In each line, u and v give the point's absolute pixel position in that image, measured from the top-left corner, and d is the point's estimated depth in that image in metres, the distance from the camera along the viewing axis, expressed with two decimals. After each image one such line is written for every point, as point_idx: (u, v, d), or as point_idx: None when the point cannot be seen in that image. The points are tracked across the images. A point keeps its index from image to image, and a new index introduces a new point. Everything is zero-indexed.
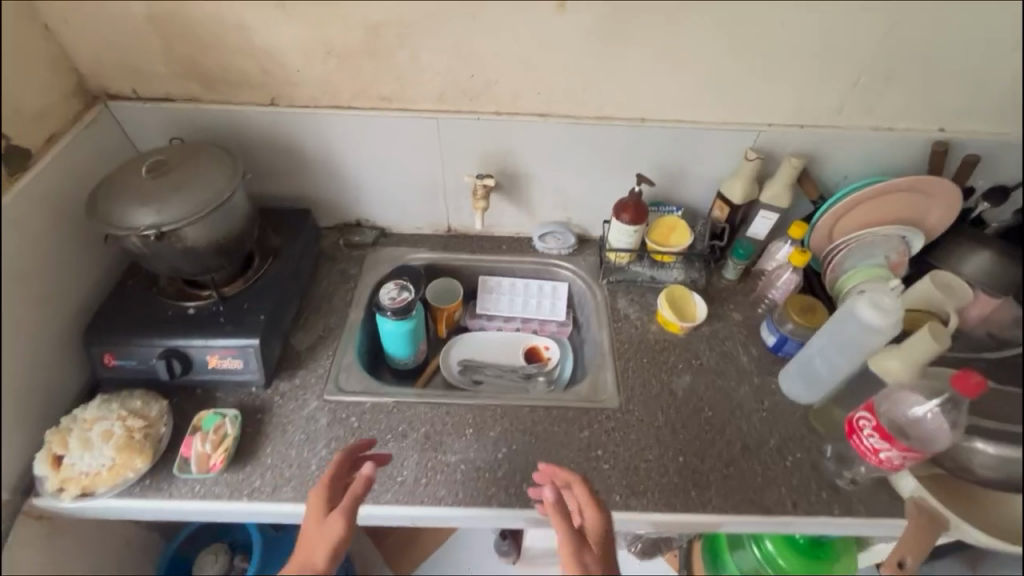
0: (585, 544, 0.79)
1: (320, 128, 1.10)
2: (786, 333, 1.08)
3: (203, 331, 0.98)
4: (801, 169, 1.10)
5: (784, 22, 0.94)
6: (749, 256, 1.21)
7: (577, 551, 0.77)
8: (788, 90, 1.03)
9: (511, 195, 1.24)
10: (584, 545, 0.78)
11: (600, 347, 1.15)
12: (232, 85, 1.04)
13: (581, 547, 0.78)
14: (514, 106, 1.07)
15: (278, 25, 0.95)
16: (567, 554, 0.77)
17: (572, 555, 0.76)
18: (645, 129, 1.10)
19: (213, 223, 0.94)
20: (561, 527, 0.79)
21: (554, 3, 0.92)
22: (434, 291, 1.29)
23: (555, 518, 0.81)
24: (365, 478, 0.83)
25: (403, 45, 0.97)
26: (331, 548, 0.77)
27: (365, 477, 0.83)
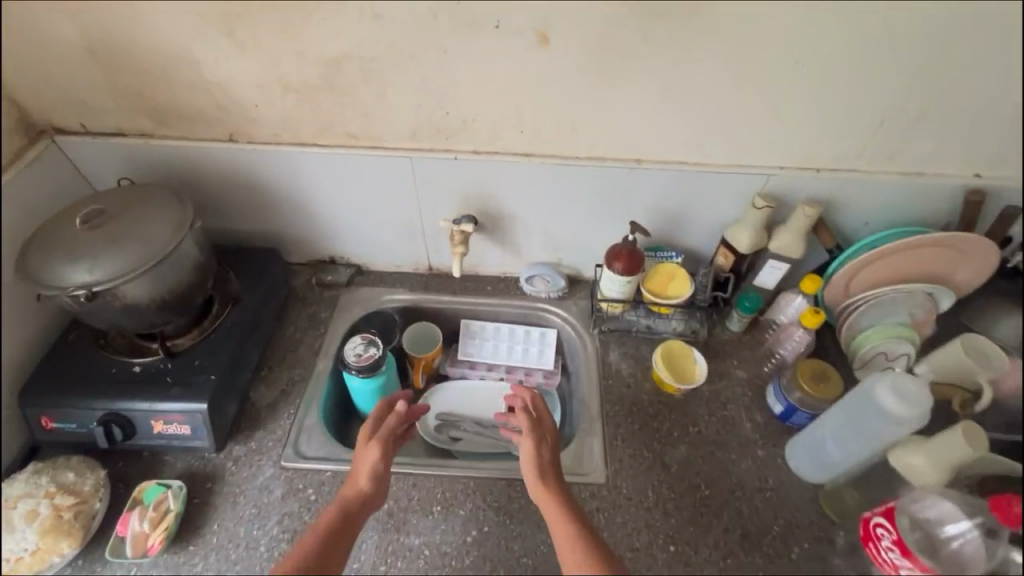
0: (545, 436, 0.89)
1: (284, 165, 1.01)
2: (795, 403, 0.97)
3: (147, 393, 0.90)
4: (816, 218, 0.99)
5: (798, 59, 0.83)
6: (757, 309, 1.09)
7: (538, 440, 0.87)
8: (801, 131, 0.92)
9: (495, 236, 1.14)
10: (545, 436, 0.88)
11: (587, 409, 1.05)
12: (186, 120, 0.95)
13: (541, 439, 0.88)
14: (495, 144, 0.97)
15: (230, 59, 0.86)
16: (527, 442, 0.87)
17: (533, 442, 0.86)
18: (640, 171, 0.99)
19: (158, 275, 0.86)
20: (527, 420, 0.89)
21: (535, 36, 0.82)
22: (410, 338, 1.18)
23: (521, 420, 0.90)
24: (400, 415, 0.90)
25: (369, 80, 0.87)
26: (371, 473, 0.83)
27: (397, 411, 0.90)
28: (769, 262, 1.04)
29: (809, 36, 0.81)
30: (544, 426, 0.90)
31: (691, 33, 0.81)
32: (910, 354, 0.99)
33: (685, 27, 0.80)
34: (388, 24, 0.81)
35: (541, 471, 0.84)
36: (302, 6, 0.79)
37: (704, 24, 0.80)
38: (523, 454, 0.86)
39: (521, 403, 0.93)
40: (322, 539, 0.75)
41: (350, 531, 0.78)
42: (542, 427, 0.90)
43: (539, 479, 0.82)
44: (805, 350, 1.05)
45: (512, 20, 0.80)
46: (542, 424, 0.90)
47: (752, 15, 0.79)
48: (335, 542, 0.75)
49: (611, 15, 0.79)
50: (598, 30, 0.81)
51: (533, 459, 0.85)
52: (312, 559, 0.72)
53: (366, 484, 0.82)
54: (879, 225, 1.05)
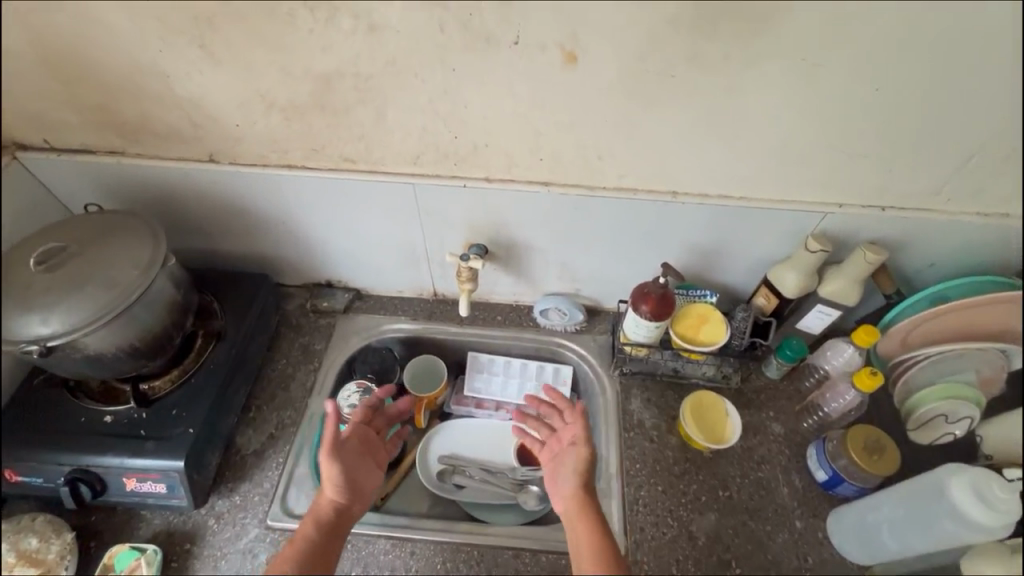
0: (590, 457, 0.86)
1: (271, 188, 0.89)
2: (841, 472, 0.86)
3: (118, 447, 0.81)
4: (878, 264, 0.86)
5: (879, 86, 0.69)
6: (800, 358, 0.97)
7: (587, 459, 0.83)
8: (870, 167, 0.79)
9: (508, 265, 1.02)
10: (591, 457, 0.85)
11: (605, 466, 0.95)
12: (160, 138, 0.84)
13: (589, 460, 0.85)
14: (510, 172, 0.84)
15: (203, 74, 0.73)
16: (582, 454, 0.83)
17: (584, 454, 0.82)
18: (676, 206, 0.86)
19: (130, 319, 0.76)
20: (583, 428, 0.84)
21: (561, 55, 0.68)
22: (411, 373, 1.08)
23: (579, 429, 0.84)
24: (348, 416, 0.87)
25: (365, 99, 0.75)
26: (334, 482, 0.79)
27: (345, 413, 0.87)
28: (818, 306, 0.91)
29: (894, 60, 0.67)
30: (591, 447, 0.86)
31: (751, 56, 0.67)
32: (974, 418, 0.83)
33: (743, 49, 0.66)
34: (386, 38, 0.68)
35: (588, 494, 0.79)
36: (284, 15, 0.66)
37: (767, 45, 0.66)
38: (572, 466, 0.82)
39: (569, 410, 0.89)
40: (304, 549, 0.72)
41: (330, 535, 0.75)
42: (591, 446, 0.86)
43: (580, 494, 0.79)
44: (853, 409, 0.93)
45: (534, 35, 0.67)
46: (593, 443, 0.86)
47: (827, 36, 0.65)
48: (321, 552, 0.73)
49: (654, 33, 0.66)
50: (638, 48, 0.67)
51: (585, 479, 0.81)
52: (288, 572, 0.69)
53: (333, 493, 0.79)
54: (947, 268, 0.91)
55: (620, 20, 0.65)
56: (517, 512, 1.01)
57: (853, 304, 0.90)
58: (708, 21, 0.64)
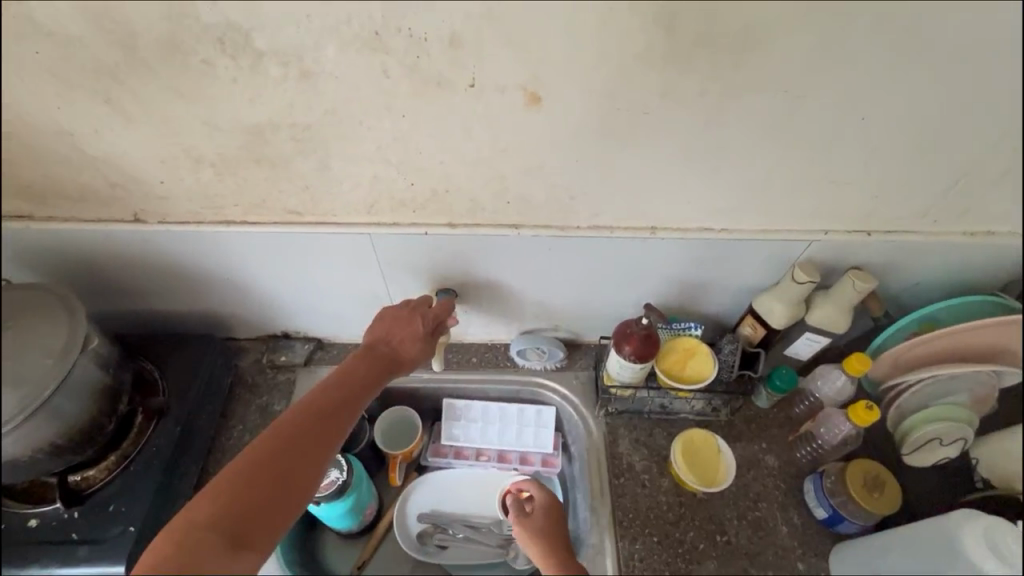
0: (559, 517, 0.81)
1: (208, 245, 0.80)
2: (840, 509, 0.83)
3: (45, 557, 0.71)
4: (867, 291, 0.82)
5: (865, 114, 0.65)
6: (790, 387, 0.92)
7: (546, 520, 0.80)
8: (855, 195, 0.74)
9: (480, 307, 0.95)
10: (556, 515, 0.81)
11: (595, 518, 0.89)
12: (73, 200, 0.73)
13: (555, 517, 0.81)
14: (475, 216, 0.77)
15: (114, 130, 0.64)
16: (538, 520, 0.80)
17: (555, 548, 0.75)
18: (655, 241, 0.80)
19: (51, 411, 0.66)
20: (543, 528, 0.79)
21: (522, 96, 0.62)
22: (382, 430, 1.00)
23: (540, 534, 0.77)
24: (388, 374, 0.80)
25: (305, 151, 0.67)
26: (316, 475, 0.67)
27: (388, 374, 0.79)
28: (806, 334, 0.87)
29: (879, 88, 0.62)
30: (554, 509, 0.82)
31: (729, 90, 0.62)
32: (969, 438, 0.80)
33: (720, 82, 0.61)
34: (323, 85, 0.60)
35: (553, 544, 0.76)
36: (201, 64, 0.58)
37: (745, 79, 0.61)
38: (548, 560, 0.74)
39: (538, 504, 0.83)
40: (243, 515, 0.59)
41: (302, 451, 0.65)
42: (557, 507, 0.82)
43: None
44: (848, 440, 0.88)
45: (491, 75, 0.59)
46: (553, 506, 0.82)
47: (809, 65, 0.60)
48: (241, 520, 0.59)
49: (623, 71, 0.60)
50: (607, 86, 0.61)
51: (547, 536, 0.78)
52: (226, 500, 0.60)
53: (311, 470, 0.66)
54: (934, 287, 0.88)
55: (586, 59, 0.58)
56: (506, 568, 0.97)
57: (842, 331, 0.86)
58: (682, 54, 0.58)
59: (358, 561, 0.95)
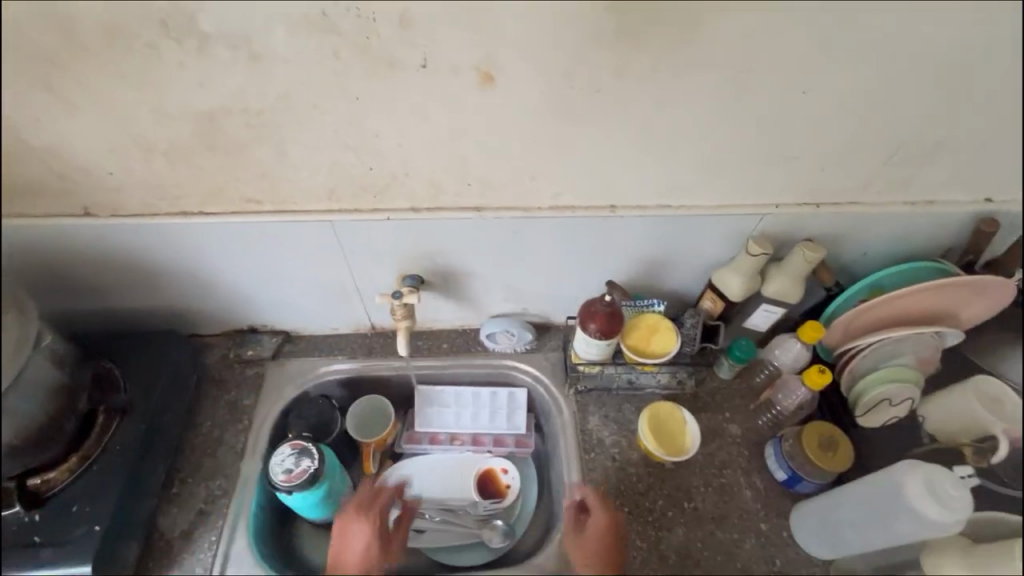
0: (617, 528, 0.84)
1: (164, 237, 0.78)
2: (798, 470, 0.87)
3: (7, 562, 0.70)
4: (817, 261, 0.85)
5: (806, 88, 0.67)
6: (750, 358, 0.96)
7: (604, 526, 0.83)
8: (802, 168, 0.78)
9: (448, 292, 0.95)
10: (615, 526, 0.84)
11: (568, 493, 0.91)
12: (18, 194, 0.71)
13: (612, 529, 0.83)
14: (437, 200, 0.78)
15: (57, 120, 0.62)
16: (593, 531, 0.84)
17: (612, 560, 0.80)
18: (615, 219, 0.82)
19: (4, 410, 0.64)
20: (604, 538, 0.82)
21: (476, 76, 0.62)
22: (354, 422, 1.00)
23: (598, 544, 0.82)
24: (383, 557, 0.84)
25: (260, 137, 0.66)
26: None
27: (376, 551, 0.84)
28: (762, 306, 0.91)
29: (819, 63, 0.65)
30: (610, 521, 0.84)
31: (677, 66, 0.64)
32: (916, 399, 0.87)
33: (668, 60, 0.63)
34: (274, 68, 0.59)
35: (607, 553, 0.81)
36: (146, 48, 0.57)
37: (692, 56, 0.63)
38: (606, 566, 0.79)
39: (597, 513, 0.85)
40: None
41: None
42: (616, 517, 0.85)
43: None
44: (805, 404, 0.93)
45: (445, 55, 0.60)
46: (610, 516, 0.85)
47: (752, 40, 0.62)
48: None
49: (574, 50, 0.61)
50: (559, 64, 0.62)
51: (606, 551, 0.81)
52: None
53: None
54: (881, 255, 0.93)
55: (537, 37, 0.59)
56: (484, 549, 0.96)
57: (796, 301, 0.89)
58: (630, 31, 0.60)
59: None
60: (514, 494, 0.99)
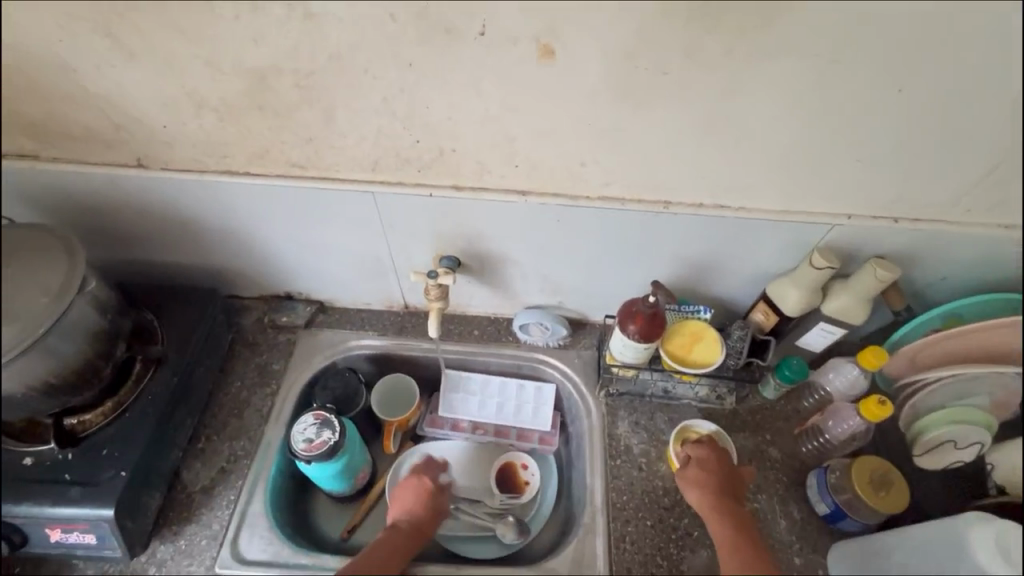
0: (719, 456, 0.82)
1: (210, 196, 0.79)
2: (844, 506, 0.80)
3: (39, 495, 0.72)
4: (889, 280, 0.78)
5: (902, 86, 0.60)
6: (799, 379, 0.89)
7: (703, 475, 0.80)
8: (884, 178, 0.70)
9: (484, 278, 0.93)
10: (719, 458, 0.82)
11: (589, 498, 0.87)
12: (77, 141, 0.73)
13: (714, 467, 0.80)
14: (482, 180, 0.74)
15: (116, 68, 0.62)
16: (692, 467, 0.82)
17: (700, 470, 0.80)
18: (668, 216, 0.77)
19: (44, 350, 0.65)
20: (693, 467, 0.81)
21: (535, 48, 0.58)
22: (380, 401, 0.98)
23: (692, 476, 0.80)
24: None
25: (309, 99, 0.64)
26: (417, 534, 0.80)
27: None
28: (820, 324, 0.84)
29: (921, 58, 0.58)
30: (710, 456, 0.82)
31: (757, 52, 0.58)
32: (985, 443, 0.74)
33: (748, 44, 0.57)
34: (328, 28, 0.57)
35: (717, 505, 0.76)
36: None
37: (773, 42, 0.57)
38: (700, 500, 0.78)
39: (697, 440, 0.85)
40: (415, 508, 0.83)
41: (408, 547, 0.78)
42: (716, 449, 0.83)
43: (729, 529, 0.73)
44: (857, 435, 0.85)
45: (505, 24, 0.56)
46: (711, 451, 0.83)
47: (844, 28, 0.56)
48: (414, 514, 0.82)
49: (644, 25, 0.56)
50: (625, 42, 0.57)
51: (701, 472, 0.80)
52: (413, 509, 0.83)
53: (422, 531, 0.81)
54: (963, 282, 0.83)
55: (604, 11, 0.55)
56: (494, 543, 0.93)
57: (859, 323, 0.82)
58: (707, 9, 0.54)
59: (348, 525, 0.92)
60: (532, 492, 0.96)
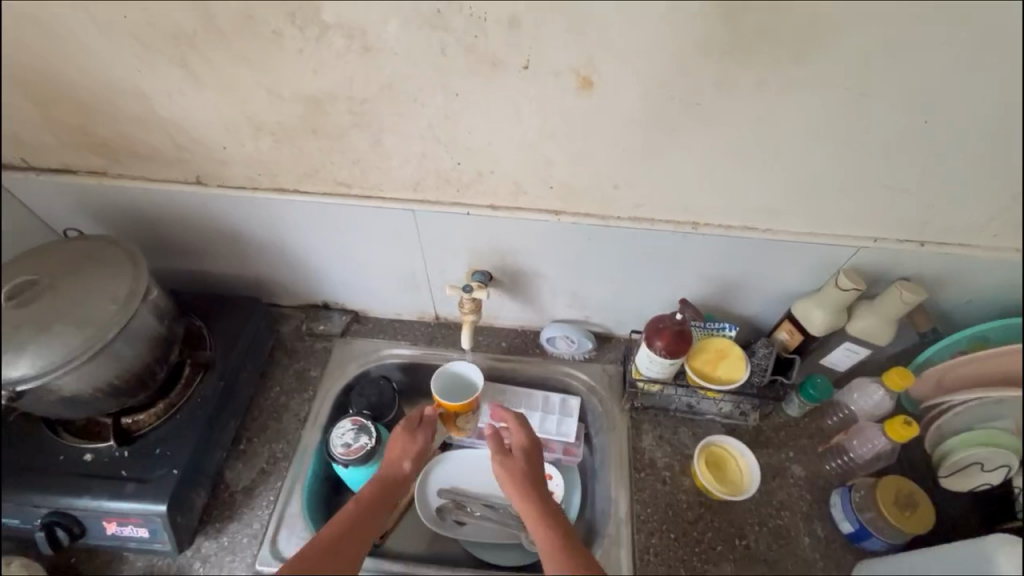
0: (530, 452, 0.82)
1: (261, 212, 0.84)
2: (868, 525, 0.81)
3: (98, 489, 0.77)
4: (915, 303, 0.79)
5: (929, 118, 0.62)
6: (824, 398, 0.90)
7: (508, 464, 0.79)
8: (910, 204, 0.72)
9: (514, 291, 0.96)
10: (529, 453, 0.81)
11: (615, 509, 0.89)
12: (143, 159, 0.78)
13: (530, 456, 0.81)
14: (517, 200, 0.78)
15: (186, 94, 0.68)
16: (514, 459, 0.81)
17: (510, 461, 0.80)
18: (695, 237, 0.80)
19: (111, 355, 0.71)
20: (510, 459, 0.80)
21: (575, 80, 0.62)
22: (439, 383, 0.93)
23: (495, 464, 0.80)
24: None
25: (360, 123, 0.69)
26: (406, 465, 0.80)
27: None
28: (845, 344, 0.85)
29: (948, 91, 0.60)
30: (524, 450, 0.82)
31: (787, 83, 0.61)
32: (1012, 466, 0.75)
33: (778, 76, 0.60)
34: (383, 61, 0.62)
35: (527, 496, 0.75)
36: (272, 34, 0.61)
37: (805, 75, 0.60)
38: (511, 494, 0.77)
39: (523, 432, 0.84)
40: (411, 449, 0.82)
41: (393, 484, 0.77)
42: (532, 440, 0.83)
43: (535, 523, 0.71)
44: (880, 456, 0.87)
45: (547, 58, 0.60)
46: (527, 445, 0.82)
47: (873, 63, 0.58)
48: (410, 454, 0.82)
49: (679, 58, 0.59)
50: (660, 74, 0.61)
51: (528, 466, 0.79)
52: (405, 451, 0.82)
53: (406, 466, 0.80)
54: None
55: (642, 45, 0.59)
56: (520, 550, 0.96)
57: (885, 343, 0.83)
58: (740, 44, 0.57)
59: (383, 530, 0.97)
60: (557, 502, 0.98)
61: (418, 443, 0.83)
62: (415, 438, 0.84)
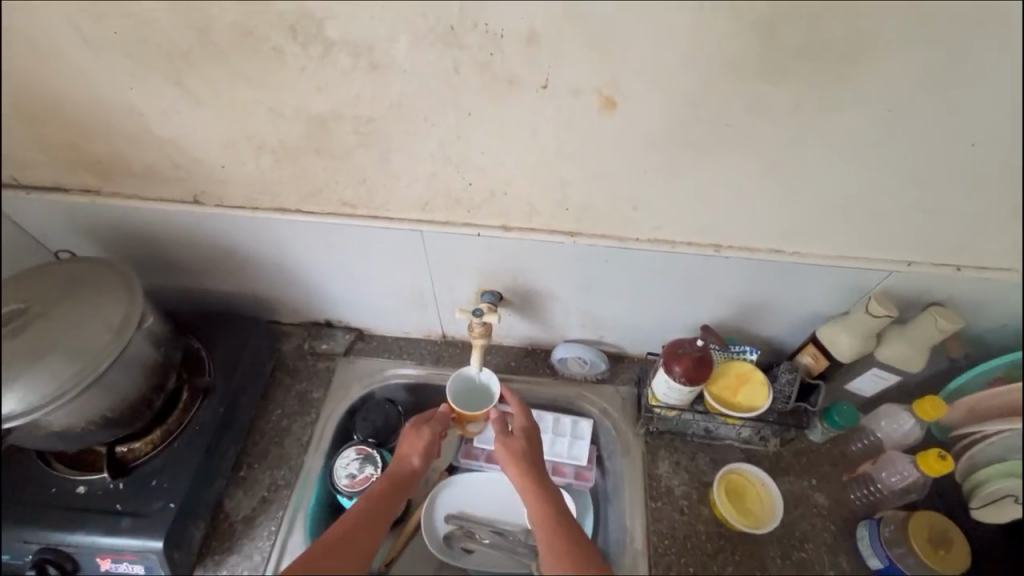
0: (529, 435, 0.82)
1: (262, 231, 0.80)
2: (898, 562, 0.78)
3: (91, 524, 0.73)
4: (951, 329, 0.74)
5: (976, 141, 0.58)
6: (849, 425, 0.86)
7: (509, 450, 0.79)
8: (949, 228, 0.68)
9: (525, 312, 0.92)
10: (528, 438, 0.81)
11: (630, 541, 0.85)
12: (138, 178, 0.74)
13: (530, 438, 0.81)
14: (530, 221, 0.74)
15: (182, 113, 0.64)
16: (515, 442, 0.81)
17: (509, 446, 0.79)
18: (718, 259, 0.76)
19: (105, 386, 0.68)
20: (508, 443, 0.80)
21: (597, 100, 0.58)
22: (454, 389, 0.88)
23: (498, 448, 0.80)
24: None
25: (366, 143, 0.65)
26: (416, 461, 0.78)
27: None
28: (873, 370, 0.81)
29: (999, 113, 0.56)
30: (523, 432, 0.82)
31: (824, 103, 0.56)
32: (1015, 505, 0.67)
33: (816, 96, 0.56)
34: (391, 78, 0.58)
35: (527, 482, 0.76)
36: (273, 51, 0.57)
37: (844, 95, 0.56)
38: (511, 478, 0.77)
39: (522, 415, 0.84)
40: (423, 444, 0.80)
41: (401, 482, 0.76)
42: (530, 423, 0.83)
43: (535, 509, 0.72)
44: (911, 489, 0.82)
45: (567, 76, 0.56)
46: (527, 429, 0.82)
47: (919, 83, 0.54)
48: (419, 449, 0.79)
49: (710, 77, 0.55)
50: (688, 94, 0.57)
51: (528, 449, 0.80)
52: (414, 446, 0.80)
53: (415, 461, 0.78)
54: None
55: (670, 64, 0.55)
56: None
57: (917, 371, 0.79)
58: (776, 63, 0.53)
59: (386, 560, 0.92)
60: None
61: (425, 438, 0.80)
62: (422, 433, 0.81)
